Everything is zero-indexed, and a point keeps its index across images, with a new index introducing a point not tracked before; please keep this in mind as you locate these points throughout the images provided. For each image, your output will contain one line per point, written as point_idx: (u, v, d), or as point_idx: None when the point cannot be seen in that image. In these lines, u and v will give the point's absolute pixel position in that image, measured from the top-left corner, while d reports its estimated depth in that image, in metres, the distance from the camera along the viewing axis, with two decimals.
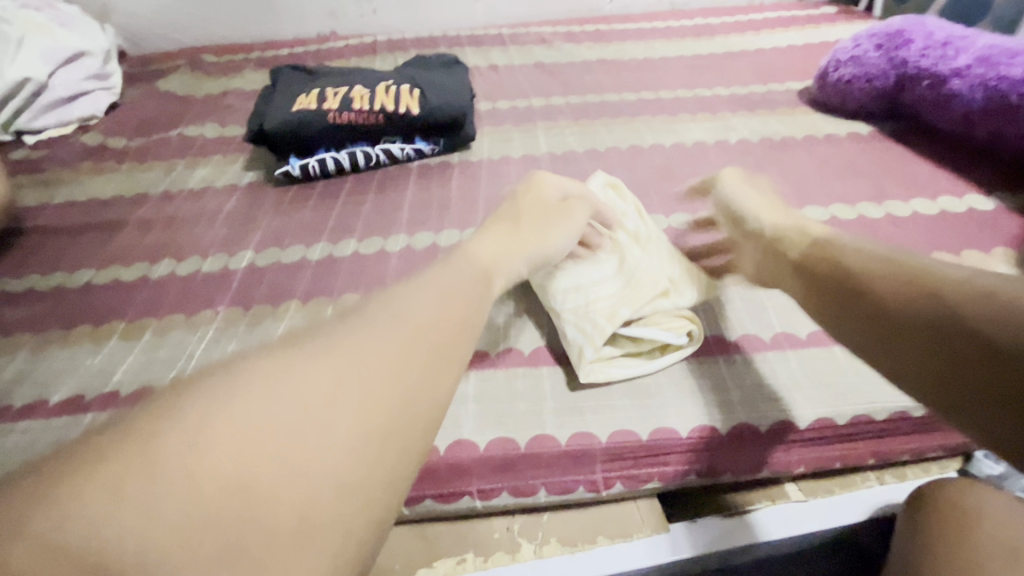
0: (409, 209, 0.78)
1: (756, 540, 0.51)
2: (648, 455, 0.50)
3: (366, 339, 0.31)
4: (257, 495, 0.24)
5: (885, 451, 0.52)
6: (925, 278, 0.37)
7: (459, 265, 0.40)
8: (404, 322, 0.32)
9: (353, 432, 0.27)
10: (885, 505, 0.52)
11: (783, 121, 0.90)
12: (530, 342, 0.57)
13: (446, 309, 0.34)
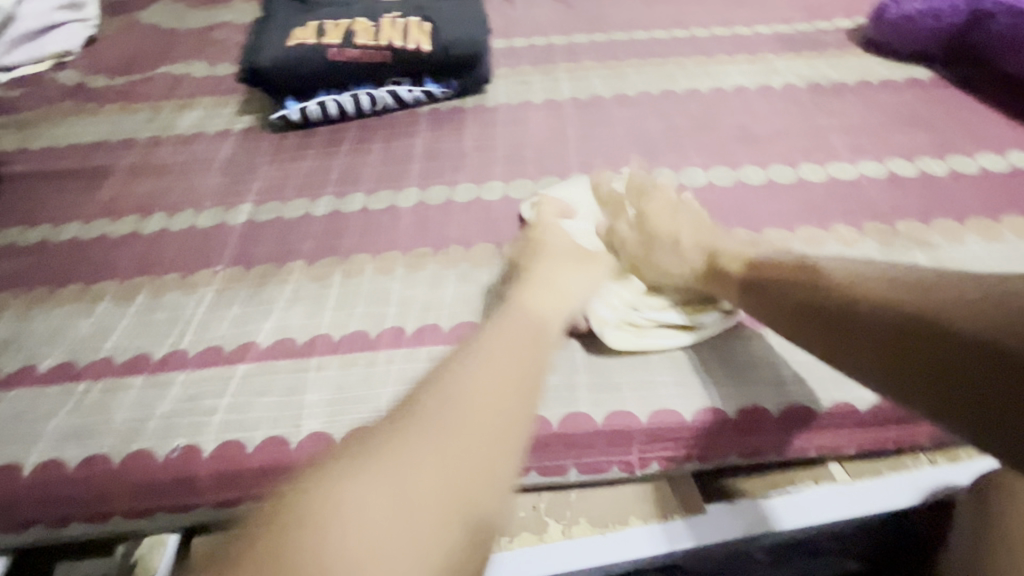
0: (421, 160, 0.71)
1: (801, 526, 0.48)
2: (691, 437, 0.46)
3: (446, 400, 0.35)
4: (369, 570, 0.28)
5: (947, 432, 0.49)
6: (903, 283, 0.36)
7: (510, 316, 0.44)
8: (480, 388, 0.36)
9: (466, 493, 0.32)
10: (940, 488, 0.49)
11: (833, 64, 0.81)
12: None
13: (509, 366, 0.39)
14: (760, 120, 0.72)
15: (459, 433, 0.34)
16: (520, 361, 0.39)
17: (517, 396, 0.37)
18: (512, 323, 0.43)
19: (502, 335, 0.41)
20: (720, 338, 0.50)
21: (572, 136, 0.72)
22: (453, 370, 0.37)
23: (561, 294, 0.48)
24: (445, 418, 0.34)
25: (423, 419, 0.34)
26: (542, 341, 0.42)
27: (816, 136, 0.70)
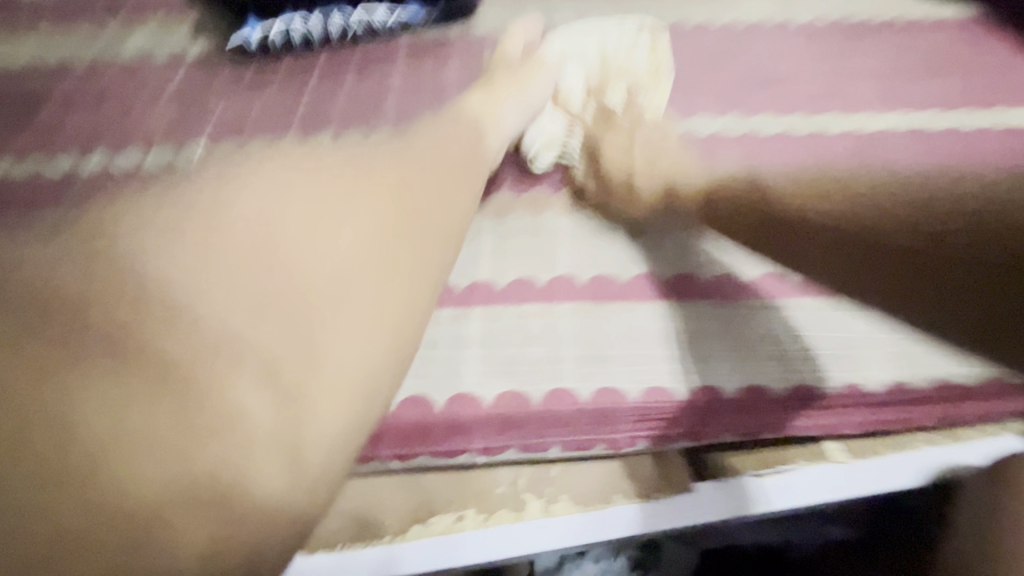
0: (398, 97, 0.63)
1: (784, 504, 0.46)
2: (686, 414, 0.42)
3: (369, 168, 0.36)
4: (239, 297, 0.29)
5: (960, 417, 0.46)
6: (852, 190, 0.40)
7: (458, 128, 0.44)
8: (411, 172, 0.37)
9: (359, 267, 0.32)
10: (941, 469, 0.46)
11: None
12: (546, 271, 0.48)
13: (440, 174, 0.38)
14: (778, 62, 0.65)
15: (375, 202, 0.35)
16: (453, 165, 0.40)
17: (454, 188, 0.38)
18: (450, 134, 0.43)
19: (438, 138, 0.41)
20: (723, 309, 0.46)
21: None
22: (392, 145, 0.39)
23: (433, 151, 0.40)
24: (363, 183, 0.35)
25: (333, 181, 0.35)
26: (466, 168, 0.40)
27: (838, 81, 0.63)
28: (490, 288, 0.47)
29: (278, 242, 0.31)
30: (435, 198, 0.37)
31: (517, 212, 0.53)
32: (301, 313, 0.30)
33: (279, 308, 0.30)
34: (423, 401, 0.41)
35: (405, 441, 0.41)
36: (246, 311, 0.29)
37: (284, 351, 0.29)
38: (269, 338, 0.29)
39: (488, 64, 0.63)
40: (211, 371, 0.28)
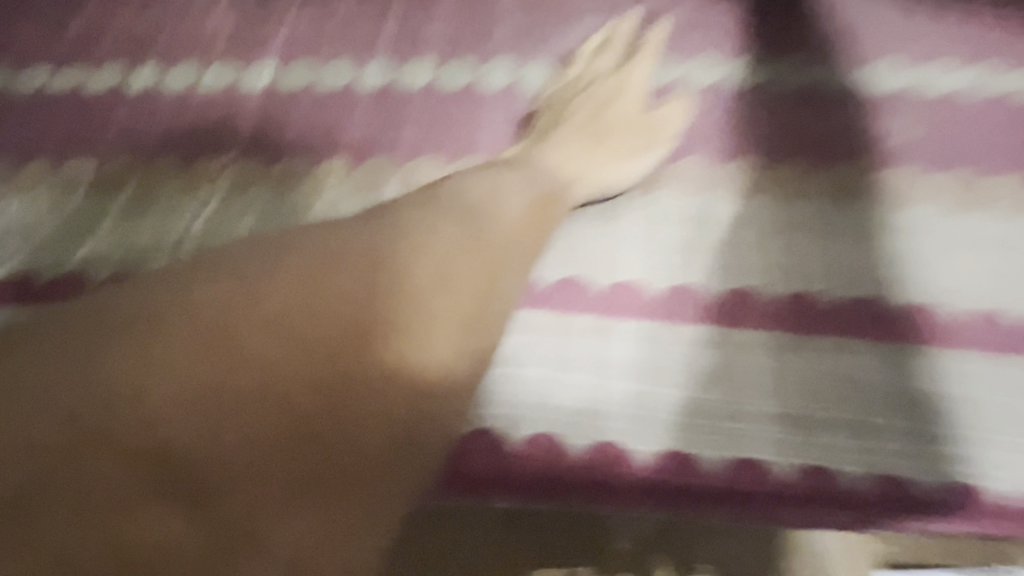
0: (515, 11, 0.48)
1: None
2: (916, 515, 0.31)
3: (412, 218, 0.30)
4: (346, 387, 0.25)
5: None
6: None
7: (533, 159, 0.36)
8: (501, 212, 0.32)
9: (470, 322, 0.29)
10: None
11: None
12: (720, 280, 0.36)
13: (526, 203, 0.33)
14: None
15: (415, 268, 0.28)
16: (522, 220, 0.33)
17: (518, 255, 0.32)
18: (530, 174, 0.35)
19: (510, 183, 0.33)
20: (986, 364, 0.33)
21: None
22: (455, 184, 0.32)
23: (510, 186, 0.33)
24: (401, 238, 0.29)
25: (383, 243, 0.28)
26: (553, 200, 0.35)
27: None
28: (643, 295, 0.36)
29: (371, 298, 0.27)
30: (493, 272, 0.30)
31: (678, 188, 0.40)
32: (295, 404, 0.24)
33: (296, 409, 0.24)
34: (556, 446, 0.33)
35: (530, 486, 0.33)
36: (240, 396, 0.24)
37: (268, 452, 0.23)
38: (256, 432, 0.23)
39: None
40: (203, 499, 0.22)
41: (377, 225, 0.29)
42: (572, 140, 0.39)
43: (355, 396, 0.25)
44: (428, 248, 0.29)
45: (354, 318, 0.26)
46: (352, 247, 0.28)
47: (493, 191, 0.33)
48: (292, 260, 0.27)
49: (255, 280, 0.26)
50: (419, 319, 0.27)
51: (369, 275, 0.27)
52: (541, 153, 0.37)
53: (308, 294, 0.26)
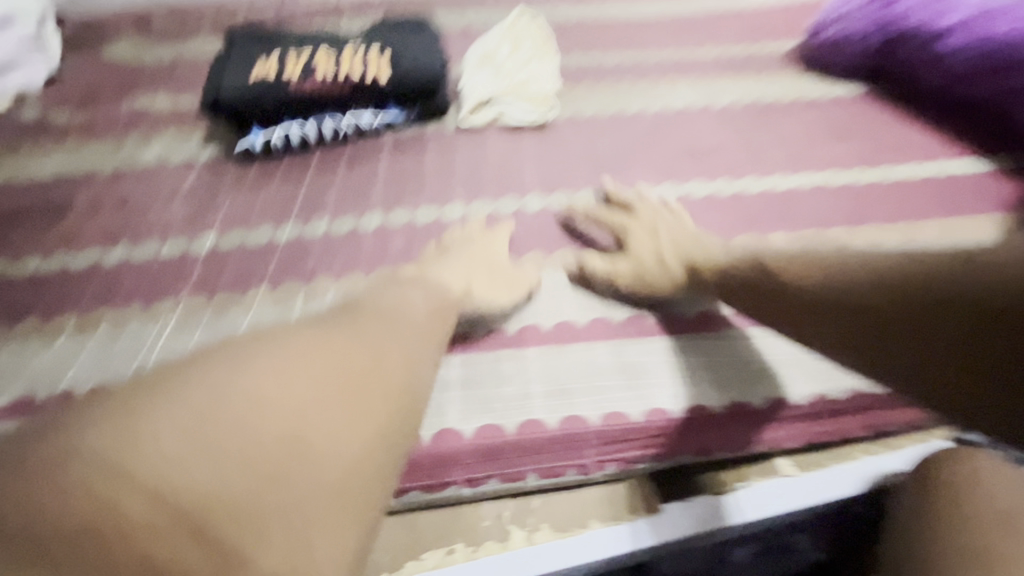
0: (382, 185, 0.73)
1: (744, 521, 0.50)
2: (642, 436, 0.50)
3: (339, 344, 0.38)
4: (291, 482, 0.32)
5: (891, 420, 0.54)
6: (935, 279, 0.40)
7: (421, 286, 0.48)
8: (401, 323, 0.43)
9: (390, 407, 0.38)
10: (878, 475, 0.52)
11: (773, 83, 0.86)
12: (516, 323, 0.56)
13: (419, 314, 0.45)
14: (705, 139, 0.76)
15: (344, 391, 0.36)
16: (419, 337, 0.43)
17: (420, 366, 0.41)
18: (426, 292, 0.48)
19: (409, 297, 0.46)
20: (668, 341, 0.55)
21: (528, 160, 0.75)
22: (375, 308, 0.43)
23: (408, 302, 0.46)
24: (331, 370, 0.36)
25: (310, 360, 0.36)
26: (444, 311, 0.47)
27: (752, 151, 0.73)
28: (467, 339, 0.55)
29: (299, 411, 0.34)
30: (398, 390, 0.39)
31: (511, 295, 0.56)
32: (258, 506, 0.31)
33: (253, 507, 0.31)
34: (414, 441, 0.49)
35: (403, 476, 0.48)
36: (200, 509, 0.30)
37: (236, 543, 0.30)
38: (225, 532, 0.30)
39: (462, 164, 0.76)
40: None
41: (314, 346, 0.37)
42: (457, 269, 0.53)
43: (294, 504, 0.32)
44: (356, 371, 0.37)
45: (298, 443, 0.33)
46: (287, 375, 0.35)
47: (398, 309, 0.44)
48: (214, 392, 0.33)
49: (210, 415, 0.32)
50: (350, 434, 0.35)
51: (301, 402, 0.34)
52: (428, 275, 0.51)
53: (256, 426, 0.32)
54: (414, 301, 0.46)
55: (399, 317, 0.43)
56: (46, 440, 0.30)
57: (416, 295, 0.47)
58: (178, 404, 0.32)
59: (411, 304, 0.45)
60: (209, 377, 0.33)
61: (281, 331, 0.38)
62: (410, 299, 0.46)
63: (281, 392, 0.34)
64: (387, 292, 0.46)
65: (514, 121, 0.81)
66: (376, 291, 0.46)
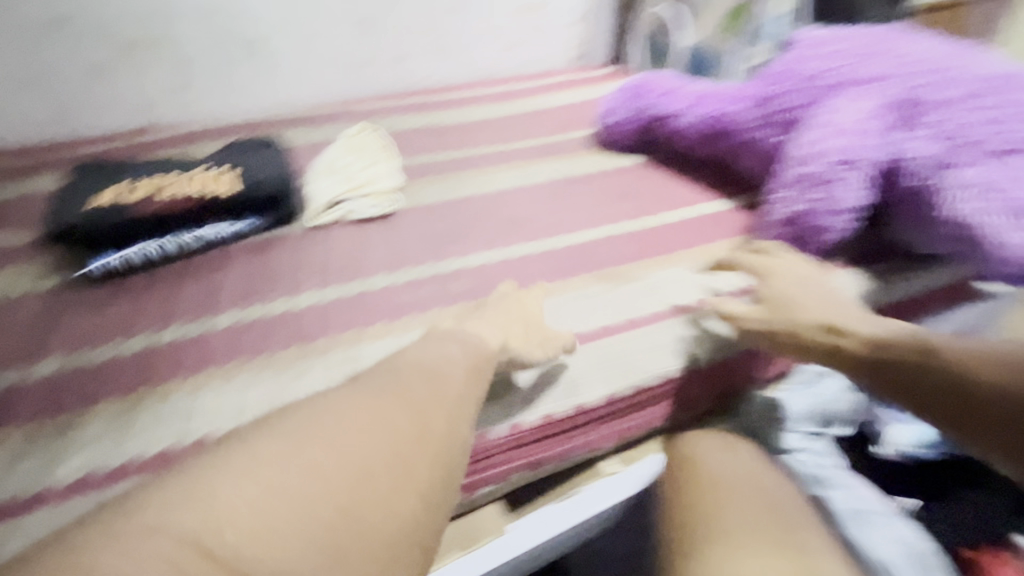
0: (234, 288, 0.79)
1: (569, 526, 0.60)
2: (474, 463, 0.57)
3: (384, 416, 0.46)
4: (360, 527, 0.41)
5: (678, 405, 0.65)
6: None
7: (453, 342, 0.56)
8: (443, 382, 0.51)
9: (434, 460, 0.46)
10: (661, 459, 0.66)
11: (576, 161, 1.05)
12: None
13: (457, 372, 0.53)
14: (523, 211, 0.91)
15: (387, 462, 0.44)
16: (456, 399, 0.51)
17: (458, 427, 0.49)
18: (463, 347, 0.56)
19: (444, 357, 0.54)
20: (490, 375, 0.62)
21: (373, 246, 0.85)
22: (409, 372, 0.51)
23: (443, 359, 0.53)
24: (379, 443, 0.44)
25: (374, 424, 0.45)
26: (478, 366, 0.55)
27: (562, 216, 0.89)
28: None
29: (366, 467, 0.43)
30: (443, 442, 0.48)
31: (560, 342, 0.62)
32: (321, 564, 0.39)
33: (334, 546, 0.40)
34: None
35: None
36: (297, 549, 0.39)
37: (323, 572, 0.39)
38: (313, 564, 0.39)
39: (312, 259, 0.84)
40: None
41: (360, 421, 0.45)
42: (487, 327, 0.59)
43: (369, 543, 0.41)
44: (391, 445, 0.45)
45: (349, 512, 0.41)
46: (338, 453, 0.43)
47: (440, 367, 0.52)
48: (304, 451, 0.42)
49: (284, 495, 0.40)
50: (387, 501, 0.43)
51: (355, 478, 0.42)
52: (460, 329, 0.58)
53: (318, 503, 0.40)
54: (452, 360, 0.54)
55: (432, 376, 0.51)
56: (186, 485, 0.40)
57: (451, 350, 0.55)
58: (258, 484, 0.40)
59: (449, 361, 0.53)
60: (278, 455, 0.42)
61: (331, 406, 0.46)
62: (445, 364, 0.53)
63: (337, 468, 0.42)
64: (420, 359, 0.53)
65: (361, 216, 0.91)
66: (414, 350, 0.54)
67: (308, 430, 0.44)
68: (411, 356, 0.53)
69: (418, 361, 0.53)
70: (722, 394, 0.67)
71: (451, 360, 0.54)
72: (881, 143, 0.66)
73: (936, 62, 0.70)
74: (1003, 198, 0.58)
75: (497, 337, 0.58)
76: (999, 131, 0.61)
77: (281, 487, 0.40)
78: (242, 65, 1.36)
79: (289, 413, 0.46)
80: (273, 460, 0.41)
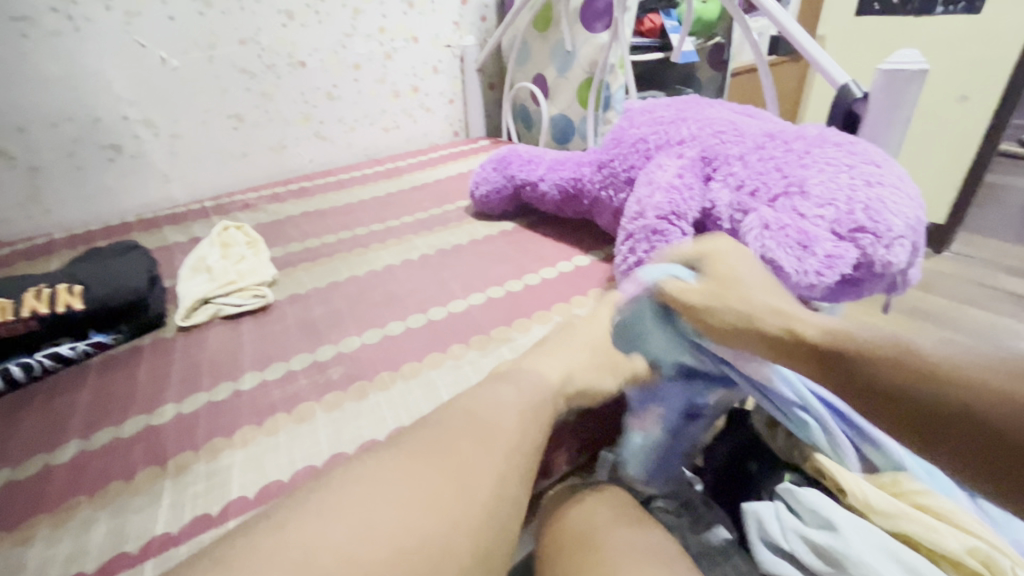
0: (84, 411, 0.72)
1: None
2: None
3: (433, 471, 0.47)
4: None
5: (562, 460, 0.62)
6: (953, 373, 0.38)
7: (512, 377, 0.59)
8: (492, 428, 0.52)
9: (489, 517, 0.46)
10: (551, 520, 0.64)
11: (454, 232, 1.10)
12: (221, 500, 0.57)
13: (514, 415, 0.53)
14: (402, 285, 0.93)
15: (441, 524, 0.44)
16: (511, 448, 0.51)
17: (511, 467, 0.49)
18: (519, 385, 0.57)
19: (497, 395, 0.56)
20: None
21: (246, 343, 0.82)
22: (458, 428, 0.51)
23: (497, 400, 0.55)
24: (430, 492, 0.45)
25: (427, 480, 0.46)
26: (535, 400, 0.56)
27: (441, 287, 0.91)
28: (166, 537, 0.53)
29: (413, 526, 0.43)
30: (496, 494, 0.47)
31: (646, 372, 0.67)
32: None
33: None
34: None
35: None
36: None
37: None
38: None
39: (177, 366, 0.79)
40: None
41: (410, 480, 0.46)
42: (551, 361, 0.61)
43: None
44: (453, 519, 0.44)
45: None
46: (396, 508, 0.44)
47: (499, 408, 0.54)
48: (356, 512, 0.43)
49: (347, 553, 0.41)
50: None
51: (405, 529, 0.43)
52: (522, 366, 0.61)
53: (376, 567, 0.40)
54: (504, 403, 0.55)
55: (489, 420, 0.52)
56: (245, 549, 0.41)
57: (505, 392, 0.56)
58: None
59: (509, 402, 0.55)
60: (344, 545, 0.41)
61: (380, 478, 0.46)
62: (501, 400, 0.55)
63: (407, 555, 0.42)
64: (477, 404, 0.54)
65: (232, 313, 0.88)
66: (476, 393, 0.57)
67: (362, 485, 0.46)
68: (463, 400, 0.56)
69: (477, 400, 0.55)
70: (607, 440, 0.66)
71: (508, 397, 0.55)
72: (694, 195, 0.75)
73: (728, 124, 0.82)
74: (789, 233, 0.65)
75: (563, 372, 0.60)
76: (781, 175, 0.71)
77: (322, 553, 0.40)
78: (102, 172, 1.31)
79: (347, 470, 0.48)
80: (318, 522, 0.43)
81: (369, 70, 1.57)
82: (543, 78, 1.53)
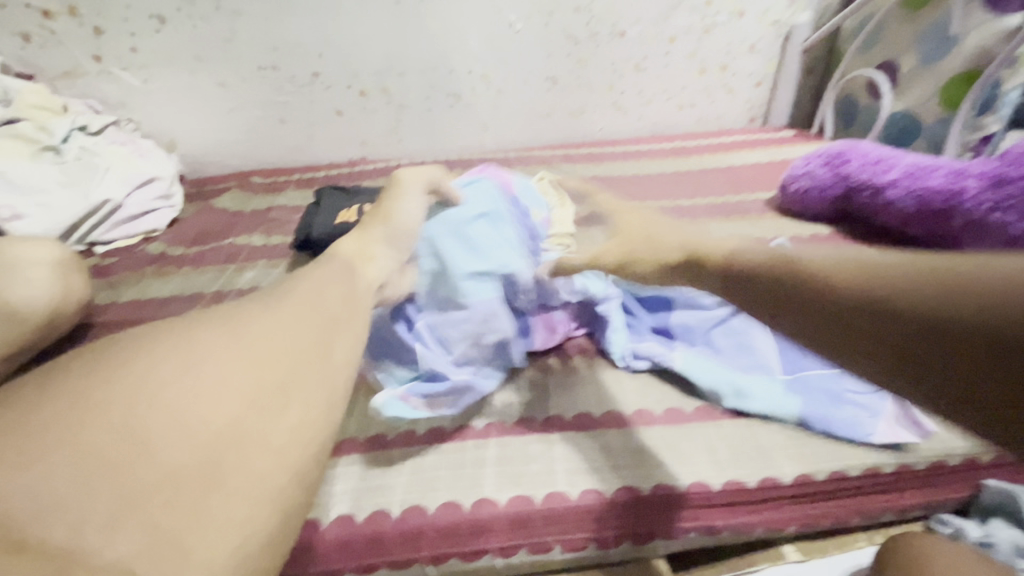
0: None
1: None
2: (652, 511, 0.54)
3: (245, 343, 0.43)
4: (192, 439, 0.37)
5: (888, 500, 0.58)
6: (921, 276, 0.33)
7: (333, 277, 0.54)
8: (300, 314, 0.48)
9: (277, 397, 0.42)
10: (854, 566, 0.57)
11: (754, 224, 1.04)
12: (543, 411, 0.64)
13: (302, 315, 0.47)
14: None
15: (241, 388, 0.41)
16: (321, 342, 0.47)
17: (340, 355, 0.48)
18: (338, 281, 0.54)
19: (324, 287, 0.52)
20: (670, 433, 0.60)
21: None
22: (273, 306, 0.48)
23: (313, 293, 0.50)
24: (242, 359, 0.42)
25: (242, 350, 0.43)
26: (338, 312, 0.50)
27: None
28: (502, 423, 0.62)
29: (204, 383, 0.39)
30: (313, 372, 0.45)
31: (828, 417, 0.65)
32: (179, 538, 0.35)
33: (136, 478, 0.35)
34: (454, 506, 0.54)
35: (444, 544, 0.53)
36: (79, 463, 0.34)
37: (131, 495, 0.34)
38: (117, 488, 0.34)
39: None
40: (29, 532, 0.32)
41: (223, 349, 0.42)
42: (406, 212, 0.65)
43: (195, 466, 0.37)
44: (259, 386, 0.41)
45: (189, 429, 0.37)
46: (178, 369, 0.40)
47: (257, 310, 0.47)
48: (139, 369, 0.39)
49: (110, 408, 0.36)
50: (264, 466, 0.39)
51: (199, 387, 0.39)
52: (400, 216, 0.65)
53: (144, 421, 0.36)
54: (317, 294, 0.50)
55: (293, 307, 0.48)
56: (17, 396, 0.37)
57: (332, 289, 0.52)
58: (108, 477, 0.34)
59: (299, 303, 0.49)
60: (129, 409, 0.36)
61: (188, 339, 0.42)
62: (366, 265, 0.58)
63: (197, 415, 0.38)
64: (308, 288, 0.51)
65: None
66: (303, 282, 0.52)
67: (167, 339, 0.42)
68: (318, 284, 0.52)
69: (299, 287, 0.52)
70: (952, 498, 0.59)
71: (329, 292, 0.52)
72: None
73: None
74: None
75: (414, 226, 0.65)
76: None
77: (74, 403, 0.36)
78: (441, 115, 1.58)
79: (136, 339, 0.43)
80: (90, 376, 0.38)
81: (683, 45, 1.53)
82: (895, 67, 1.29)
